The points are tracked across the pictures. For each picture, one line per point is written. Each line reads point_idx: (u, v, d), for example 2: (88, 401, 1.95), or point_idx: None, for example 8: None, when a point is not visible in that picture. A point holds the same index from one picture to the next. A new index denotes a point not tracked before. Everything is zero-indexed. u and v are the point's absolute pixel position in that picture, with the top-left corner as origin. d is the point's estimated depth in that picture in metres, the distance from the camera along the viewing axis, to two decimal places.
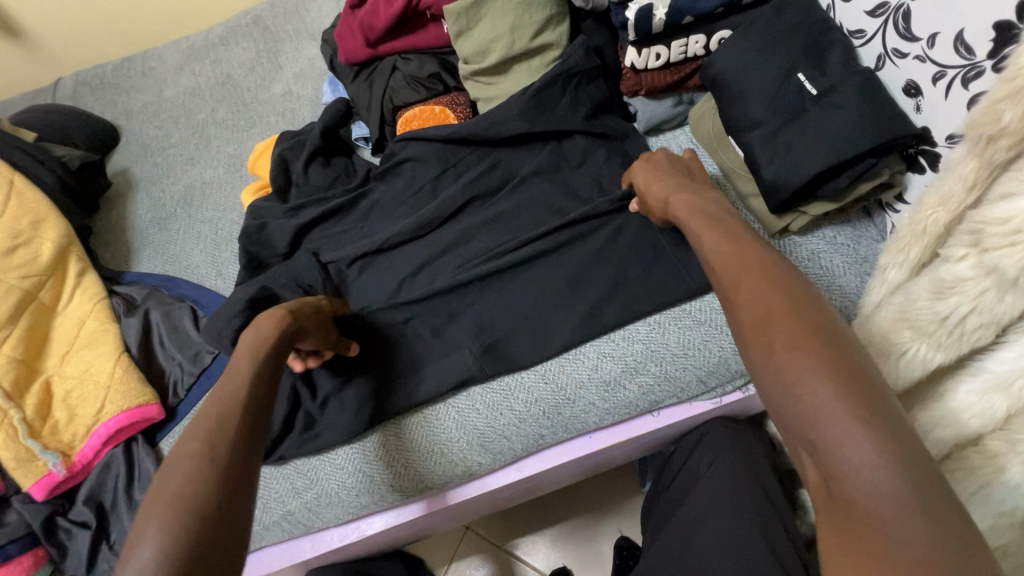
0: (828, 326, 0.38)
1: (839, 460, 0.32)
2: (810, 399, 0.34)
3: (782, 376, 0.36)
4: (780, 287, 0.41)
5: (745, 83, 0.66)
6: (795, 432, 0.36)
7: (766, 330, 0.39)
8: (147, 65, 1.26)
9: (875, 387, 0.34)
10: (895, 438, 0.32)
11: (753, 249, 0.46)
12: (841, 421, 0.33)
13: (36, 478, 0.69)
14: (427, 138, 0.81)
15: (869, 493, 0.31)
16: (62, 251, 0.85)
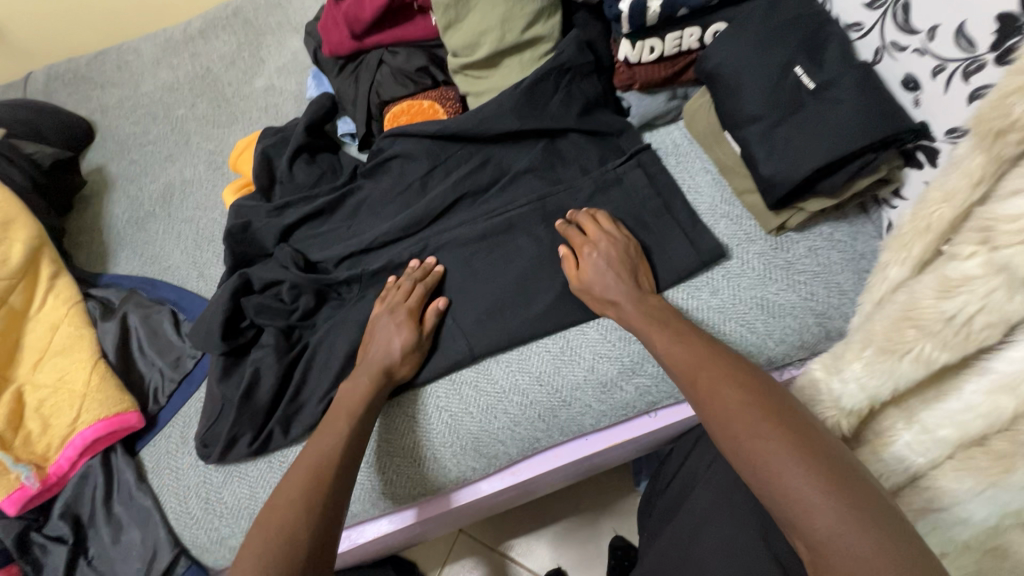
0: (783, 410, 0.46)
1: (812, 524, 0.38)
2: (783, 479, 0.41)
3: (753, 458, 0.43)
4: (735, 384, 0.49)
5: (741, 77, 0.65)
6: (776, 509, 0.41)
7: (732, 423, 0.46)
8: (123, 58, 1.22)
9: (832, 455, 0.42)
10: (856, 503, 0.38)
11: (703, 348, 0.54)
12: (804, 488, 0.40)
13: (8, 492, 0.66)
14: (415, 135, 0.78)
15: (841, 552, 0.37)
16: (34, 253, 0.81)
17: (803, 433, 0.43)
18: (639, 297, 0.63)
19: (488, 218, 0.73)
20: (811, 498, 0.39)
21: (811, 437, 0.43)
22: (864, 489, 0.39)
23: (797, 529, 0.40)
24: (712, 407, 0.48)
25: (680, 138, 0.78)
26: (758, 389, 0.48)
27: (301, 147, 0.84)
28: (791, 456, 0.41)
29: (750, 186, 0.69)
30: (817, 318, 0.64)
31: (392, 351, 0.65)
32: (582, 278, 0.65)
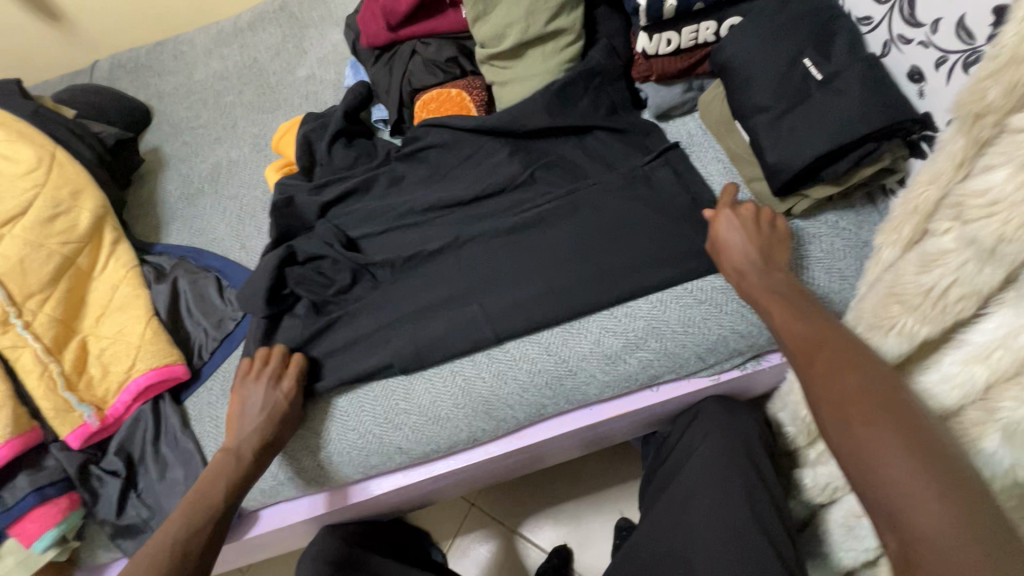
0: (897, 399, 0.43)
1: (911, 520, 0.37)
2: (885, 470, 0.39)
3: (861, 448, 0.41)
4: (852, 367, 0.46)
5: (751, 69, 0.68)
6: (873, 505, 0.40)
7: (844, 410, 0.44)
8: (178, 48, 1.31)
9: (942, 449, 0.39)
10: (964, 507, 0.36)
11: (827, 330, 0.51)
12: (908, 482, 0.38)
13: (72, 428, 0.74)
14: (448, 125, 0.86)
15: (941, 551, 0.35)
16: (99, 220, 0.90)
17: (914, 424, 0.41)
18: (769, 269, 0.60)
19: (518, 213, 0.78)
20: (913, 493, 0.37)
21: (923, 429, 0.41)
22: (973, 487, 0.37)
23: (892, 523, 0.38)
24: (824, 390, 0.46)
25: (694, 129, 0.82)
26: (873, 375, 0.45)
27: (339, 131, 0.91)
28: (901, 449, 0.39)
29: (757, 174, 0.71)
30: (818, 302, 0.67)
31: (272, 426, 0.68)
32: (717, 237, 0.65)
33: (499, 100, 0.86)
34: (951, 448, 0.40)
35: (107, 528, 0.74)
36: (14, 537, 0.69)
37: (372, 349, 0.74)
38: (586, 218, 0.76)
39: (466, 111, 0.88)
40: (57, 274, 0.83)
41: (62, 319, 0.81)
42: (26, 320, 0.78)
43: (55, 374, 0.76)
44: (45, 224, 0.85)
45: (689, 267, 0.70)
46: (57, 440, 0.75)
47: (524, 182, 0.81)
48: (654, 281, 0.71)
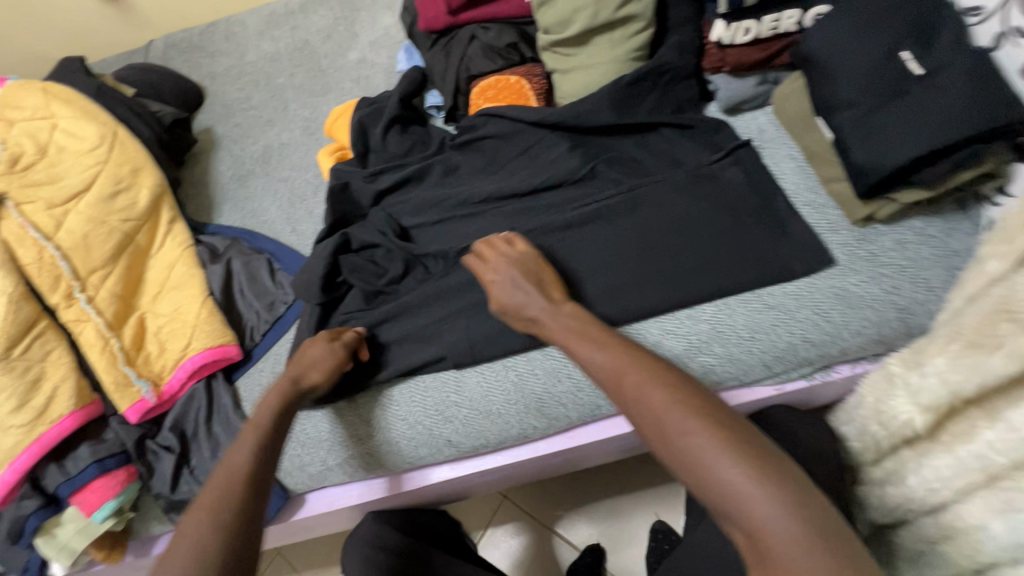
0: (710, 403, 0.47)
1: (761, 523, 0.40)
2: (711, 473, 0.42)
3: (676, 451, 0.45)
4: (661, 384, 0.49)
5: (840, 62, 0.64)
6: (711, 504, 0.43)
7: (660, 419, 0.47)
8: (231, 30, 1.32)
9: (766, 457, 0.43)
10: (792, 513, 0.40)
11: (629, 354, 0.53)
12: (738, 484, 0.41)
13: (131, 402, 0.76)
14: (510, 117, 0.84)
15: (790, 550, 0.38)
16: (157, 198, 0.91)
17: (739, 433, 0.44)
18: (556, 308, 0.63)
19: (576, 208, 0.76)
20: (763, 500, 0.40)
21: (748, 442, 0.43)
22: (797, 495, 0.40)
23: (739, 523, 0.41)
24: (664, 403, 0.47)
25: (765, 124, 0.78)
26: (692, 392, 0.47)
27: (395, 118, 0.91)
28: (715, 451, 0.43)
29: (838, 174, 0.68)
30: (900, 313, 0.63)
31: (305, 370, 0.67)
32: (499, 301, 0.66)
33: (560, 88, 0.84)
34: (784, 459, 0.43)
35: (162, 502, 0.75)
36: (76, 505, 0.71)
37: (427, 340, 0.74)
38: (646, 214, 0.73)
39: (526, 100, 0.86)
40: (118, 251, 0.84)
41: (121, 295, 0.82)
42: (89, 296, 0.80)
43: (116, 349, 0.77)
44: (108, 201, 0.86)
45: (759, 270, 0.67)
46: (116, 414, 0.77)
47: (584, 177, 0.79)
48: (720, 283, 0.68)
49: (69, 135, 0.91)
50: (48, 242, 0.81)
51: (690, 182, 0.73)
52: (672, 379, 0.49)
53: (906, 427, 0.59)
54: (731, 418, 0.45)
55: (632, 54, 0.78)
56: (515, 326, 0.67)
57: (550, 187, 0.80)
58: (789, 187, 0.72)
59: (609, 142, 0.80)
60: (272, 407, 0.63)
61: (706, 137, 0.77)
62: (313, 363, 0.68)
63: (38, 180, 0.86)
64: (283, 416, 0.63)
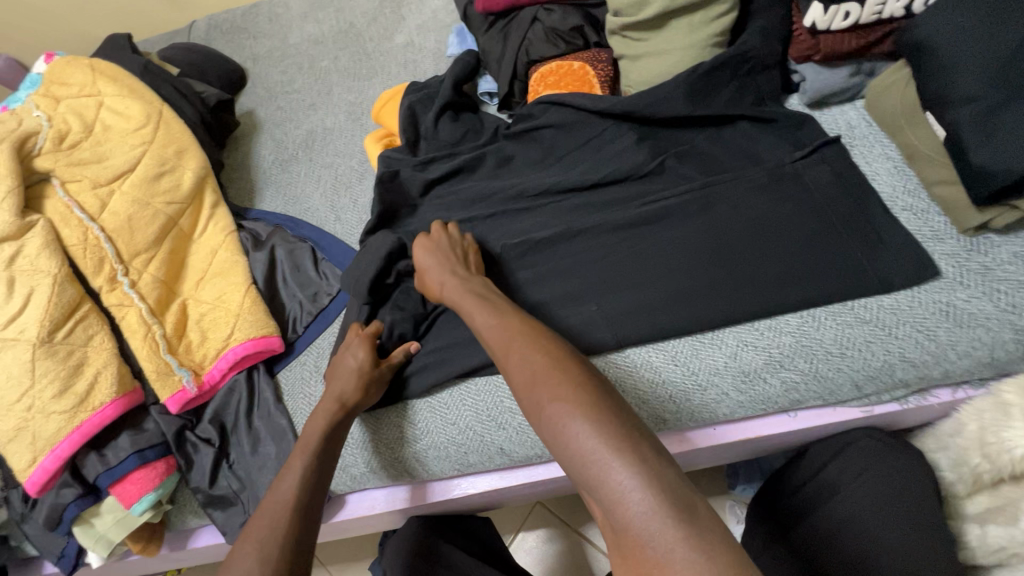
0: (584, 375, 0.47)
1: (617, 496, 0.39)
2: (574, 442, 0.43)
3: (548, 421, 0.45)
4: (540, 352, 0.50)
5: (960, 51, 0.57)
6: (578, 477, 0.43)
7: (536, 390, 0.47)
8: (274, 11, 1.29)
9: (629, 427, 0.43)
10: (652, 476, 0.39)
11: (517, 321, 0.55)
12: (597, 451, 0.41)
13: (171, 392, 0.73)
14: (573, 105, 0.78)
15: (642, 522, 0.38)
16: (201, 181, 0.88)
17: (607, 404, 0.44)
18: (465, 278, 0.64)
19: (642, 205, 0.70)
20: (616, 468, 0.40)
21: (610, 412, 0.44)
22: (662, 467, 0.40)
23: (597, 491, 0.41)
24: (539, 371, 0.48)
25: (856, 119, 0.71)
26: (566, 363, 0.49)
27: (447, 104, 0.86)
28: (579, 417, 0.43)
29: (946, 177, 0.61)
30: (1018, 335, 0.56)
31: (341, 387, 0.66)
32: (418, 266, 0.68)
33: (628, 76, 0.78)
34: (646, 431, 0.43)
35: (200, 496, 0.73)
36: (115, 496, 0.69)
37: (480, 341, 0.70)
38: (720, 212, 0.67)
39: (590, 88, 0.80)
40: (161, 235, 0.82)
41: (164, 280, 0.80)
42: (132, 280, 0.78)
43: (157, 336, 0.75)
44: (152, 183, 0.84)
45: (853, 281, 0.61)
46: (157, 403, 0.74)
47: (653, 172, 0.73)
48: (806, 293, 0.61)
49: (115, 113, 0.88)
50: (93, 223, 0.79)
51: (772, 180, 0.67)
52: (543, 351, 0.50)
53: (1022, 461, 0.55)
54: (597, 389, 0.46)
55: (713, 39, 0.72)
56: (426, 291, 0.68)
57: (613, 182, 0.74)
58: (883, 189, 0.66)
59: (680, 135, 0.74)
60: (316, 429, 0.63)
61: (790, 132, 0.71)
62: (350, 377, 0.66)
63: (84, 158, 0.83)
64: (332, 437, 0.63)
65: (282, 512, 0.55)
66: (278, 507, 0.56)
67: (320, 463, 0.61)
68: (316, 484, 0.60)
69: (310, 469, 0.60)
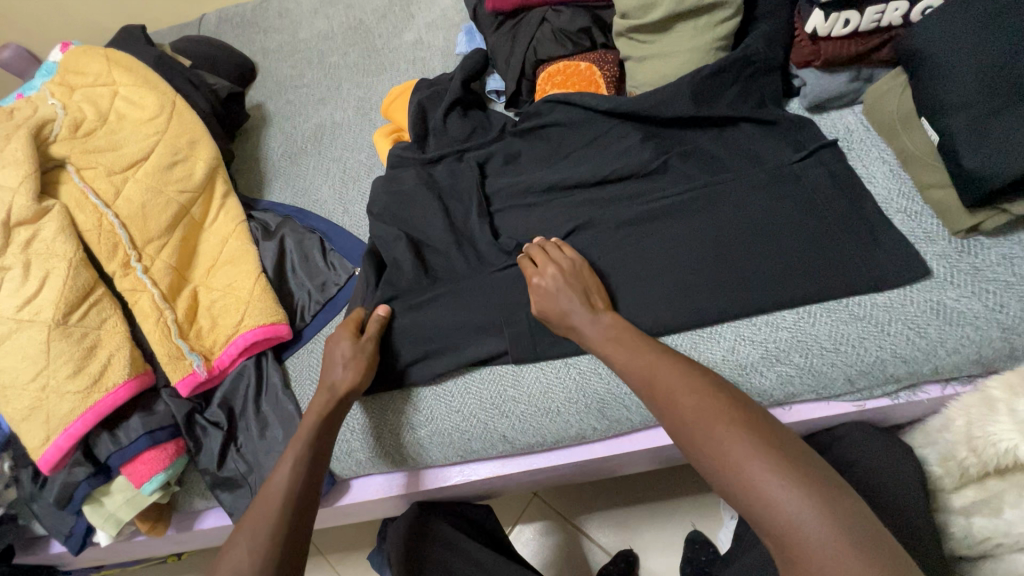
0: (746, 408, 0.50)
1: (788, 521, 0.42)
2: (753, 481, 0.44)
3: (718, 459, 0.47)
4: (700, 395, 0.52)
5: (956, 60, 0.59)
6: (749, 513, 0.45)
7: (693, 426, 0.50)
8: (285, 6, 1.30)
9: (800, 458, 0.45)
10: (838, 514, 0.41)
11: (661, 363, 0.56)
12: (773, 486, 0.43)
13: (182, 375, 0.74)
14: (579, 104, 0.80)
15: (822, 548, 0.40)
16: (213, 171, 0.90)
17: (773, 436, 0.47)
18: (595, 317, 0.64)
19: (644, 203, 0.73)
20: (790, 497, 0.42)
21: (782, 446, 0.46)
22: (836, 495, 0.43)
23: (773, 528, 0.43)
24: (691, 408, 0.51)
25: (854, 123, 0.73)
26: (729, 405, 0.50)
27: (456, 101, 0.88)
28: (753, 457, 0.45)
29: (939, 181, 0.64)
30: (1004, 333, 0.58)
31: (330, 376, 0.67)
32: (539, 305, 0.67)
33: (633, 76, 0.80)
34: (819, 464, 0.45)
35: (208, 478, 0.75)
36: (126, 475, 0.71)
37: (485, 332, 0.72)
38: (720, 211, 0.69)
39: (596, 87, 0.82)
40: (174, 223, 0.83)
41: (176, 267, 0.82)
42: (145, 265, 0.79)
43: (169, 321, 0.77)
44: (165, 171, 0.85)
45: (849, 279, 0.63)
46: (167, 387, 0.76)
47: (656, 171, 0.75)
48: (802, 289, 0.63)
49: (130, 103, 0.90)
50: (108, 210, 0.81)
51: (771, 182, 0.69)
52: (704, 394, 0.51)
53: (1006, 455, 0.56)
54: (766, 428, 0.48)
55: (717, 42, 0.74)
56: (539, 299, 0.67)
57: (617, 179, 0.76)
58: (879, 191, 0.68)
59: (683, 136, 0.76)
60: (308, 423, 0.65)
61: (789, 134, 0.73)
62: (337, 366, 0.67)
63: (99, 146, 0.85)
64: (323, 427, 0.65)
65: (275, 506, 0.58)
66: (268, 504, 0.58)
67: (311, 461, 0.62)
68: (308, 481, 0.60)
69: (301, 460, 0.61)
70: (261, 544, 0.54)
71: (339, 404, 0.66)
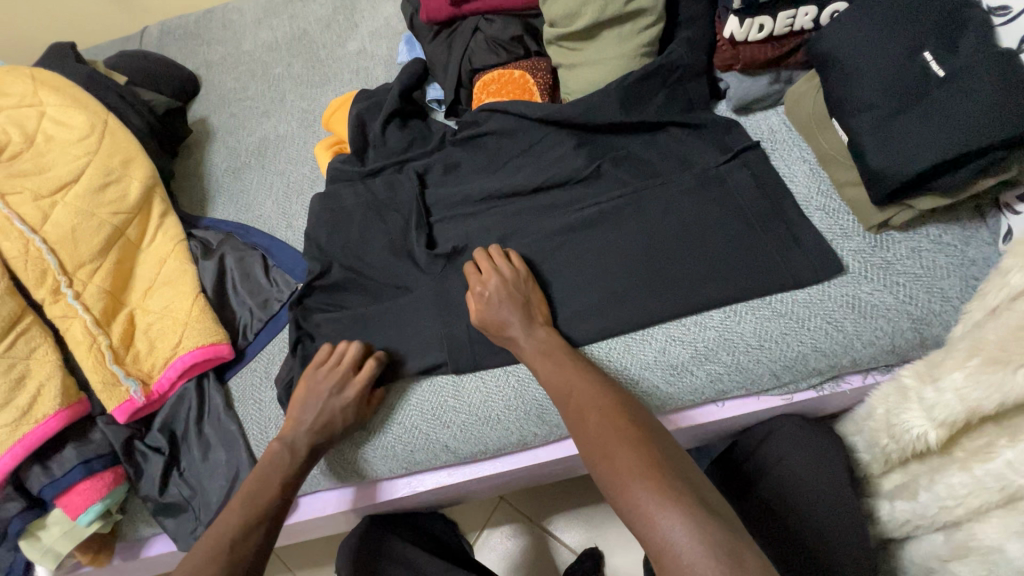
0: (643, 428, 0.52)
1: (663, 540, 0.44)
2: (630, 494, 0.47)
3: (606, 474, 0.50)
4: (600, 411, 0.55)
5: (860, 62, 0.61)
6: (630, 524, 0.47)
7: (592, 444, 0.53)
8: (227, 17, 1.28)
9: (682, 479, 0.47)
10: (700, 523, 0.43)
11: (581, 379, 0.59)
12: (647, 501, 0.46)
13: (118, 402, 0.73)
14: (513, 113, 0.81)
15: (689, 566, 0.42)
16: (148, 191, 0.88)
17: (662, 458, 0.49)
18: (531, 330, 0.65)
19: (577, 210, 0.74)
20: (665, 516, 0.44)
21: (668, 466, 0.48)
22: (708, 516, 0.44)
23: (646, 541, 0.45)
24: (595, 428, 0.53)
25: (777, 124, 0.75)
26: (627, 421, 0.53)
27: (394, 112, 0.88)
28: (633, 471, 0.48)
29: (852, 179, 0.66)
30: (913, 324, 0.61)
31: (329, 412, 0.67)
32: (480, 310, 0.67)
33: (566, 84, 0.81)
34: (695, 481, 0.48)
35: (150, 505, 0.73)
36: (61, 508, 0.69)
37: (425, 345, 0.72)
38: (649, 216, 0.71)
39: (530, 95, 0.83)
40: (107, 245, 0.82)
41: (110, 290, 0.80)
42: (76, 291, 0.78)
43: (103, 346, 0.75)
44: (96, 193, 0.83)
45: (772, 277, 0.65)
46: (104, 414, 0.74)
47: (589, 176, 0.76)
48: (727, 290, 0.65)
49: (57, 123, 0.87)
50: (34, 235, 0.79)
51: (698, 184, 0.71)
52: (608, 410, 0.55)
53: (919, 441, 0.55)
54: (654, 446, 0.50)
55: (642, 48, 0.75)
56: (488, 331, 0.68)
57: (553, 186, 0.77)
58: (800, 190, 0.70)
59: (616, 141, 0.77)
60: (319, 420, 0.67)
61: (717, 137, 0.75)
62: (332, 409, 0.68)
63: (25, 169, 0.83)
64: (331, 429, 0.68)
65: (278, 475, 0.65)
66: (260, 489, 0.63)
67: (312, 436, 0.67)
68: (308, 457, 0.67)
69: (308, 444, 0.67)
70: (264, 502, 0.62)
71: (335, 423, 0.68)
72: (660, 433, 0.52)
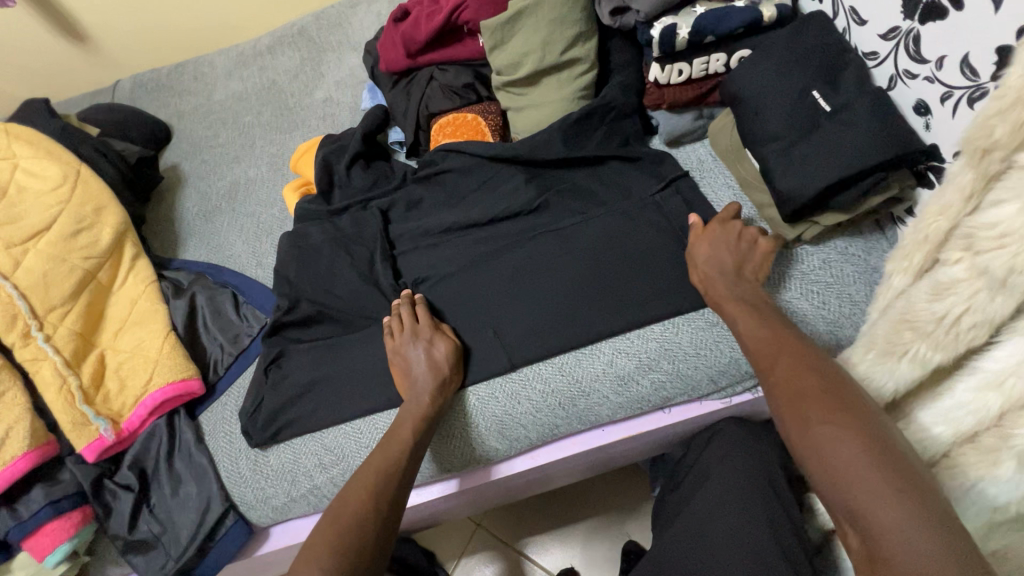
0: (840, 394, 0.49)
1: (872, 515, 0.41)
2: (839, 467, 0.44)
3: (818, 448, 0.46)
4: (817, 373, 0.51)
5: (762, 100, 0.70)
6: (831, 497, 0.45)
7: (805, 409, 0.49)
8: (199, 70, 1.34)
9: (897, 455, 0.44)
10: (913, 500, 0.41)
11: (787, 337, 0.57)
12: (858, 474, 0.43)
13: (88, 441, 0.74)
14: (468, 152, 0.88)
15: (905, 543, 0.39)
16: (120, 236, 0.91)
17: (862, 423, 0.46)
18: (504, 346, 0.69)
19: (529, 239, 0.80)
20: (872, 492, 0.42)
21: (883, 441, 0.45)
22: (930, 495, 0.41)
23: (851, 514, 0.43)
24: (795, 395, 0.51)
25: (704, 155, 0.84)
26: (841, 385, 0.50)
27: (358, 154, 0.94)
28: (847, 443, 0.45)
29: (768, 201, 0.74)
30: (828, 326, 0.68)
31: (436, 360, 0.71)
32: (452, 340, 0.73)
33: (515, 124, 0.89)
34: (901, 453, 0.44)
35: (119, 543, 0.74)
36: (28, 550, 0.69)
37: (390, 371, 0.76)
38: (594, 239, 0.77)
39: (483, 136, 0.91)
40: (78, 289, 0.84)
41: (81, 332, 0.82)
42: (47, 334, 0.80)
43: (73, 387, 0.77)
44: (68, 240, 0.86)
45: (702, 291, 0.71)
46: (73, 454, 0.76)
47: (539, 208, 0.83)
48: (664, 305, 0.72)
49: (31, 174, 0.91)
50: (6, 281, 0.81)
51: (636, 211, 0.78)
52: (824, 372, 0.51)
53: None
54: (856, 412, 0.47)
55: (579, 92, 0.84)
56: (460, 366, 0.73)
57: (506, 218, 0.83)
58: None
59: (561, 174, 0.85)
60: (419, 412, 0.69)
61: (652, 168, 0.82)
62: (437, 363, 0.71)
63: None
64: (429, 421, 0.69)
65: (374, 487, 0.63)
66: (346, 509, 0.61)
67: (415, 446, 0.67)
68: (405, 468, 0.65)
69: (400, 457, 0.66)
70: (342, 537, 0.59)
71: (442, 388, 0.70)
72: (866, 396, 0.49)
